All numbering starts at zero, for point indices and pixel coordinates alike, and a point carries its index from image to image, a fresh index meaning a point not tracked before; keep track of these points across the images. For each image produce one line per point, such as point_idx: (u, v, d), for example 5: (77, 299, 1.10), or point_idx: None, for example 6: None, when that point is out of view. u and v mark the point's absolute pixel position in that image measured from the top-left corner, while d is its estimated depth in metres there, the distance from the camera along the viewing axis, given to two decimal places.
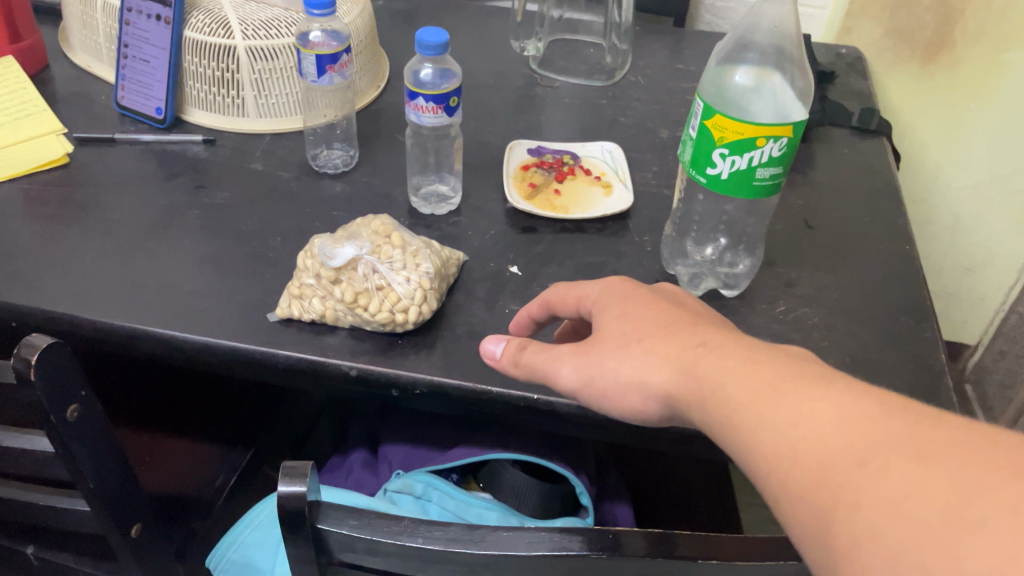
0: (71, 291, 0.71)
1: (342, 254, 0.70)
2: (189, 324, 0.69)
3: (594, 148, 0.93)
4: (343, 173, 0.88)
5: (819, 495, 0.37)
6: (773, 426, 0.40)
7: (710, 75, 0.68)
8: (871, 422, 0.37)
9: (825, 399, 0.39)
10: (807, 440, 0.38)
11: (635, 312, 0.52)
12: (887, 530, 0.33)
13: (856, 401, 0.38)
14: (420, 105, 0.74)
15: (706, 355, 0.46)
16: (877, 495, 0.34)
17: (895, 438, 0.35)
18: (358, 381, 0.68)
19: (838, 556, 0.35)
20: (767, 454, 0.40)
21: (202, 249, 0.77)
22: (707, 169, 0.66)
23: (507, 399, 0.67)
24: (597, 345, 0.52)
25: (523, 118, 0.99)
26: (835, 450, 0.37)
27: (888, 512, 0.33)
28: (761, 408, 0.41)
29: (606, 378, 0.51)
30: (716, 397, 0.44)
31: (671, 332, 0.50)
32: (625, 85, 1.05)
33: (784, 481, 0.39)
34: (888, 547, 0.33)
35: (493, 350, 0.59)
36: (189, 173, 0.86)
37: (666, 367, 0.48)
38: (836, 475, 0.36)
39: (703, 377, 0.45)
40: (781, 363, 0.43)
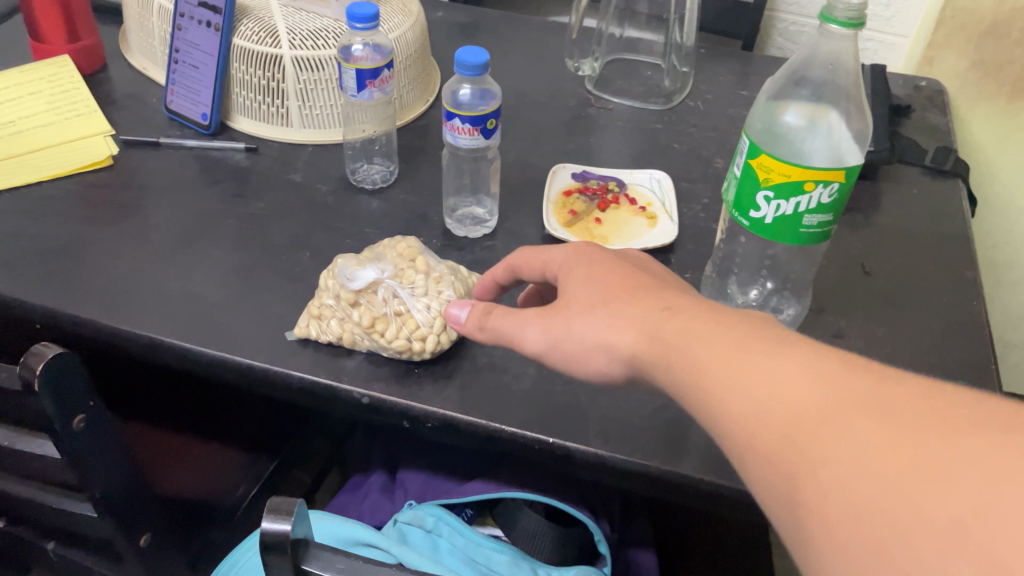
0: (97, 296, 0.71)
1: (363, 276, 0.68)
2: (208, 339, 0.68)
3: (642, 176, 0.88)
4: (382, 189, 0.86)
5: (784, 454, 0.39)
6: (741, 388, 0.43)
7: (759, 111, 0.64)
8: (836, 385, 0.39)
9: (790, 364, 0.42)
10: (774, 402, 0.41)
11: (602, 278, 0.57)
12: (850, 484, 0.35)
13: (820, 364, 0.41)
14: (456, 126, 0.72)
15: (671, 318, 0.50)
16: (841, 453, 0.36)
17: (858, 398, 0.38)
18: (370, 410, 0.66)
19: (803, 512, 0.37)
20: (735, 416, 0.43)
21: (230, 260, 0.76)
22: (751, 212, 0.62)
23: (523, 440, 0.64)
24: (562, 311, 0.57)
25: (573, 141, 0.95)
26: (801, 410, 0.39)
27: (853, 468, 0.35)
28: (730, 373, 0.44)
29: (571, 339, 0.55)
30: (686, 360, 0.47)
31: (637, 297, 0.54)
32: (684, 109, 1.00)
33: (750, 440, 0.41)
34: (850, 501, 0.35)
35: (457, 315, 0.63)
36: (229, 181, 0.85)
37: (632, 329, 0.52)
38: (802, 434, 0.39)
39: (670, 340, 0.49)
40: (751, 333, 0.46)
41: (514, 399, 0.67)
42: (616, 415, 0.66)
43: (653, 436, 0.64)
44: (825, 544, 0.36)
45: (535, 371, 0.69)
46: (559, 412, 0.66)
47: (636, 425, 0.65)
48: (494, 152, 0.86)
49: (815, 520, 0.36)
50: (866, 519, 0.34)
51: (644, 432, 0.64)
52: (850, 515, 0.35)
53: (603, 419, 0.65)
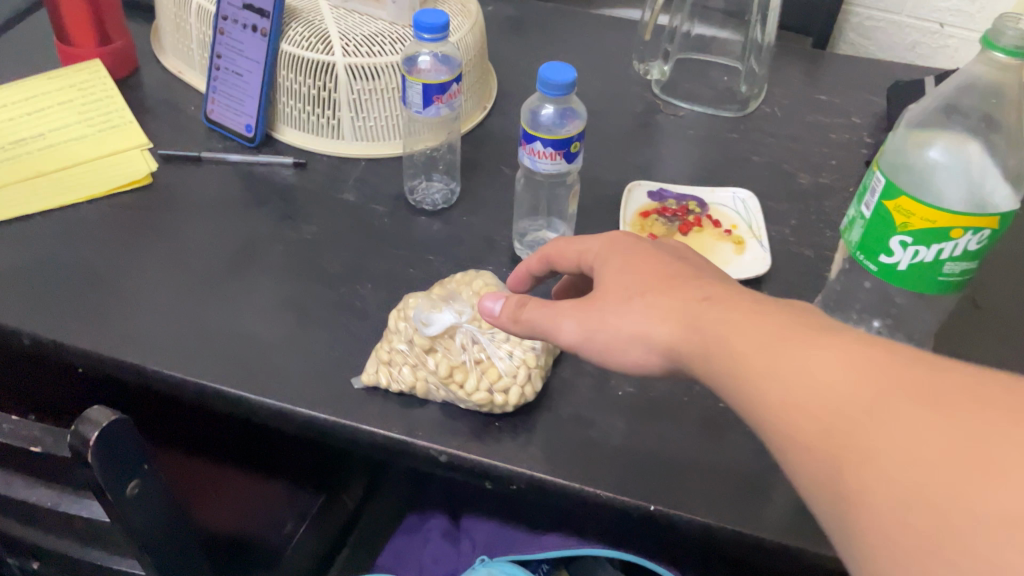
0: (141, 337, 0.64)
1: (440, 320, 0.62)
2: (267, 387, 0.62)
3: (724, 195, 0.81)
4: (442, 210, 0.79)
5: (827, 443, 0.38)
6: (778, 376, 0.41)
7: (896, 141, 0.57)
8: (880, 373, 0.37)
9: (831, 351, 0.40)
10: (812, 389, 0.39)
11: (637, 268, 0.53)
12: (898, 475, 0.34)
13: (862, 351, 0.39)
14: (536, 149, 0.65)
15: (710, 307, 0.47)
16: (889, 444, 0.35)
17: (903, 387, 0.36)
18: (448, 468, 0.60)
19: (848, 502, 0.36)
20: (772, 405, 0.41)
21: (284, 292, 0.70)
22: (881, 256, 0.55)
23: (620, 505, 0.57)
24: (597, 302, 0.53)
25: (642, 152, 0.88)
26: (843, 399, 0.38)
27: (904, 460, 0.34)
28: (766, 360, 0.42)
29: (607, 332, 0.51)
30: (722, 350, 0.45)
31: (675, 285, 0.50)
32: (759, 117, 0.93)
33: (789, 431, 0.40)
34: (900, 492, 0.34)
35: (492, 307, 0.58)
36: (276, 201, 0.79)
37: (669, 320, 0.48)
38: (845, 425, 0.37)
39: (707, 331, 0.46)
40: (787, 321, 0.44)
41: (605, 457, 0.60)
42: (719, 473, 0.59)
43: (764, 500, 0.58)
44: (873, 534, 0.35)
45: (625, 424, 0.62)
46: (656, 470, 0.59)
47: (743, 486, 0.58)
48: (575, 176, 0.78)
49: (863, 511, 0.36)
50: (916, 511, 0.33)
51: (752, 496, 0.58)
52: (898, 506, 0.34)
53: (704, 477, 0.59)
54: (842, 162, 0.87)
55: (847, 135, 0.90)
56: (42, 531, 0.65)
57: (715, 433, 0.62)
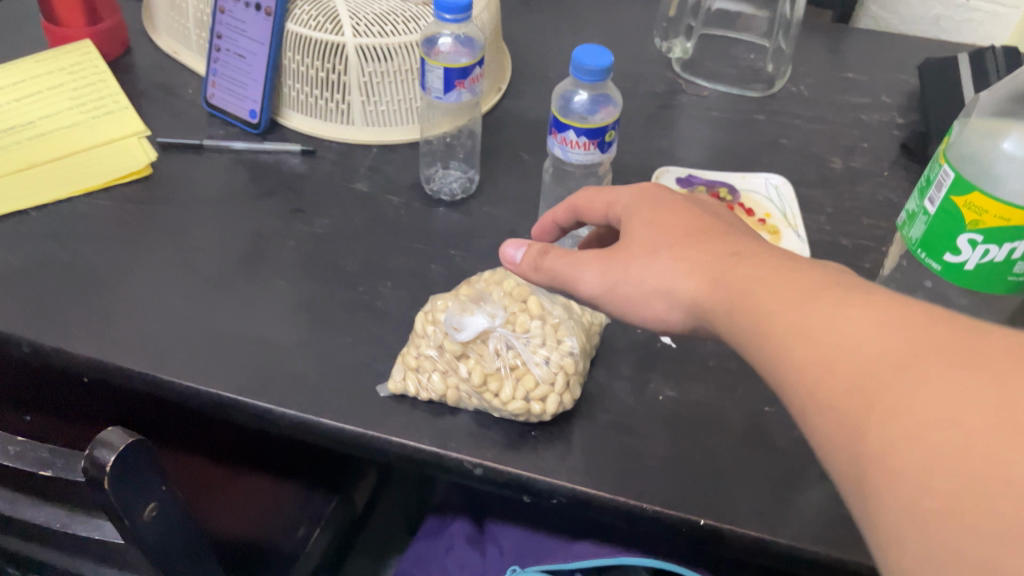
0: (150, 343, 0.60)
1: (472, 325, 0.58)
2: (287, 396, 0.58)
3: (757, 181, 0.78)
4: (461, 201, 0.75)
5: (850, 401, 0.34)
6: (801, 332, 0.37)
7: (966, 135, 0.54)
8: (918, 332, 0.34)
9: (864, 307, 0.36)
10: (840, 345, 0.36)
11: (669, 220, 0.49)
12: (924, 436, 0.31)
13: (895, 308, 0.36)
14: (568, 138, 0.61)
15: (738, 264, 0.43)
16: (920, 403, 0.32)
17: (939, 345, 0.33)
18: (483, 480, 0.57)
19: (867, 464, 0.33)
20: (794, 361, 0.37)
21: (299, 293, 0.66)
22: (946, 256, 0.51)
23: (668, 519, 0.54)
24: (623, 250, 0.49)
25: (665, 136, 0.84)
26: (872, 355, 0.34)
27: (933, 421, 0.31)
28: (792, 314, 0.38)
29: (630, 284, 0.47)
30: (746, 306, 0.41)
31: (705, 239, 0.46)
32: (786, 97, 0.89)
33: (810, 390, 0.36)
34: (924, 452, 0.31)
35: (513, 255, 0.53)
36: (285, 193, 0.74)
37: (694, 275, 0.44)
38: (873, 382, 0.34)
39: (735, 286, 0.42)
40: (818, 277, 0.40)
41: (648, 467, 0.56)
42: (770, 482, 0.56)
43: (821, 513, 0.54)
44: (891, 499, 0.32)
45: (668, 431, 0.59)
46: (703, 479, 0.56)
47: (796, 498, 0.55)
48: (608, 169, 0.74)
49: (882, 474, 0.32)
50: (943, 477, 0.30)
51: (808, 509, 0.54)
52: (924, 470, 0.31)
53: (754, 486, 0.55)
54: (875, 145, 0.83)
55: (877, 115, 0.87)
56: (49, 549, 0.61)
57: (763, 439, 0.59)
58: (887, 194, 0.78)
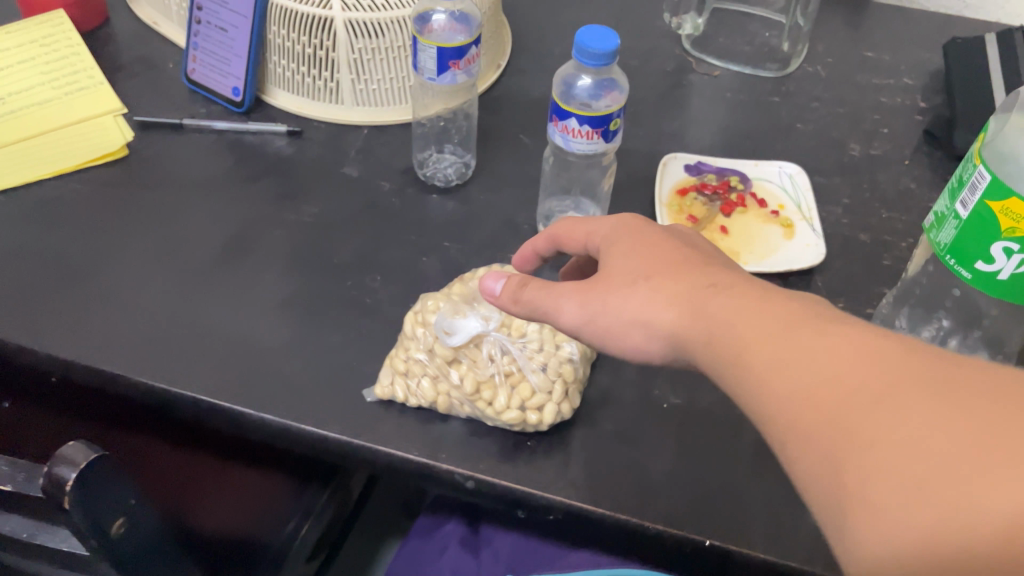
0: (122, 340, 0.57)
1: (464, 328, 0.54)
2: (268, 400, 0.54)
3: (770, 168, 0.73)
4: (456, 187, 0.70)
5: (829, 435, 0.32)
6: (778, 361, 0.35)
7: (1004, 131, 0.50)
8: (898, 362, 0.32)
9: (840, 337, 0.34)
10: (819, 374, 0.33)
11: (646, 248, 0.45)
12: (908, 472, 0.29)
13: (873, 339, 0.34)
14: (570, 127, 0.57)
15: (717, 292, 0.39)
16: (904, 436, 0.30)
17: (921, 377, 0.31)
18: (475, 494, 0.53)
19: (844, 498, 0.31)
20: (771, 393, 0.34)
21: (283, 286, 0.62)
22: (977, 264, 0.47)
23: (673, 539, 0.50)
24: (603, 280, 0.44)
25: (675, 118, 0.79)
26: (850, 386, 0.32)
27: (918, 456, 0.29)
28: (768, 341, 0.36)
29: (610, 318, 0.43)
30: (723, 335, 0.38)
31: (684, 267, 0.42)
32: (802, 77, 0.84)
33: (787, 421, 0.34)
34: (909, 488, 0.29)
35: (492, 288, 0.48)
36: (271, 176, 0.70)
37: (673, 307, 0.40)
38: (853, 413, 0.31)
39: (713, 316, 0.38)
40: (793, 307, 0.37)
41: (652, 480, 0.52)
42: (781, 497, 0.52)
43: None
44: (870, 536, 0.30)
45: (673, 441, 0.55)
46: (710, 495, 0.52)
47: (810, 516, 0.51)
48: (611, 157, 0.70)
49: (861, 509, 0.30)
50: (931, 516, 0.28)
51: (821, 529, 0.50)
52: (909, 507, 0.29)
53: (765, 501, 0.52)
54: (896, 131, 0.79)
55: (899, 98, 0.82)
56: (19, 556, 0.58)
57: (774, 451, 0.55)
58: (909, 183, 0.73)
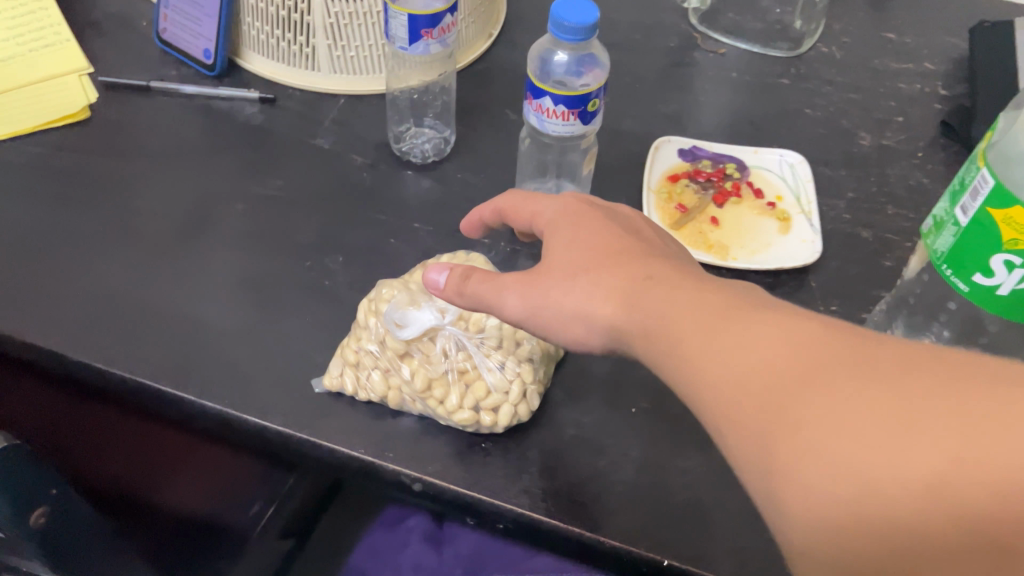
0: (61, 314, 0.54)
1: (417, 321, 0.51)
2: (209, 385, 0.51)
3: (770, 157, 0.69)
4: (433, 165, 0.67)
5: (761, 420, 0.31)
6: (707, 349, 0.34)
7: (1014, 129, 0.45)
8: (823, 346, 0.31)
9: (768, 321, 0.33)
10: (747, 360, 0.32)
11: (587, 234, 0.43)
12: (840, 451, 0.28)
13: (795, 322, 0.33)
14: (544, 106, 0.53)
15: (652, 283, 0.38)
16: (832, 415, 0.29)
17: (844, 356, 0.31)
18: (424, 496, 0.50)
19: (776, 482, 0.30)
20: (701, 382, 0.34)
21: (239, 263, 0.58)
22: (974, 276, 0.43)
23: (628, 556, 0.46)
24: (545, 271, 0.42)
25: (675, 98, 0.75)
26: (777, 370, 0.31)
27: (846, 435, 0.29)
28: (699, 327, 0.35)
29: (553, 312, 0.41)
30: (657, 326, 0.36)
31: (622, 258, 0.41)
32: (815, 59, 0.79)
33: (719, 410, 0.33)
34: (842, 466, 0.28)
35: (436, 280, 0.46)
36: (238, 145, 0.66)
37: (612, 301, 0.39)
38: (781, 396, 0.31)
39: (649, 307, 0.37)
40: (723, 296, 0.36)
41: (613, 492, 0.48)
42: (751, 517, 0.48)
43: None
44: (809, 522, 0.29)
45: (640, 450, 0.51)
46: (674, 510, 0.48)
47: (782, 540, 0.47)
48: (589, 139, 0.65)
49: (794, 498, 0.30)
50: (864, 498, 0.28)
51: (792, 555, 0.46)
52: (843, 492, 0.28)
53: (734, 519, 0.47)
54: (912, 120, 0.73)
55: (918, 85, 0.77)
56: None
57: None
58: (920, 178, 0.68)
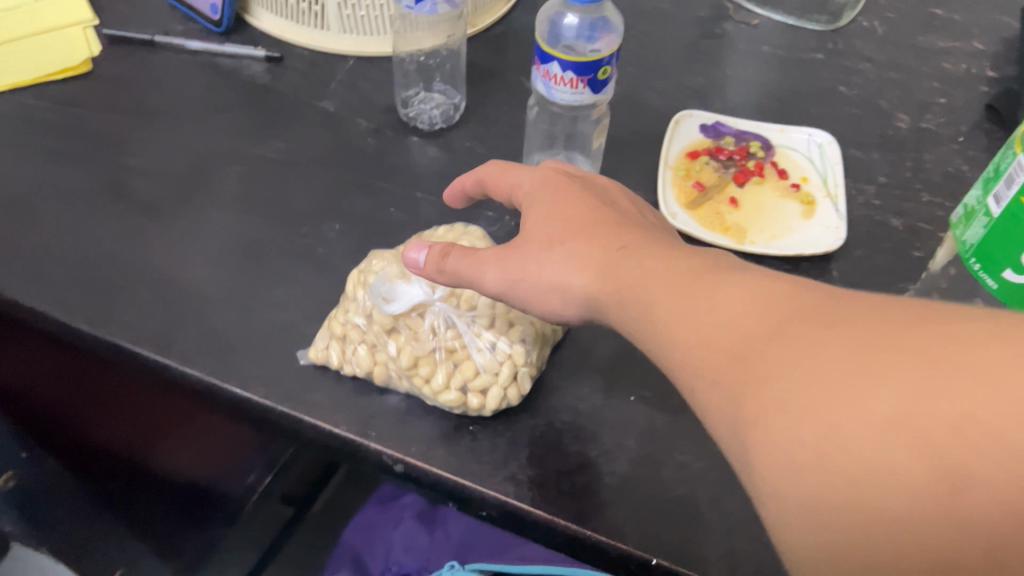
0: (43, 272, 0.52)
1: (405, 295, 0.49)
2: (188, 349, 0.49)
3: (797, 136, 0.65)
4: (441, 133, 0.64)
5: (732, 378, 0.29)
6: (679, 312, 0.32)
7: None
8: (794, 301, 0.30)
9: (742, 281, 0.32)
10: (719, 318, 0.30)
11: (566, 205, 0.42)
12: (813, 402, 0.26)
13: (770, 281, 0.31)
14: (552, 73, 0.50)
15: (627, 254, 0.37)
16: (803, 367, 0.27)
17: (818, 312, 0.29)
18: (405, 478, 0.47)
19: (749, 442, 0.28)
20: (675, 346, 0.32)
21: (231, 227, 0.56)
22: (1005, 272, 0.39)
23: (616, 553, 0.43)
24: (522, 244, 0.41)
25: (701, 71, 0.71)
26: (750, 326, 0.29)
27: (820, 385, 0.26)
28: (673, 291, 0.33)
29: (527, 285, 0.40)
30: (633, 295, 0.35)
31: (600, 229, 0.39)
32: (854, 34, 0.74)
33: (692, 372, 0.31)
34: (815, 418, 0.26)
35: (415, 259, 0.44)
36: (241, 105, 0.64)
37: (586, 271, 0.38)
38: (752, 351, 0.29)
39: (624, 278, 0.36)
40: (693, 261, 0.34)
41: (605, 484, 0.45)
42: (751, 518, 0.44)
43: None
44: (783, 482, 0.27)
45: (636, 440, 0.48)
46: (668, 506, 0.45)
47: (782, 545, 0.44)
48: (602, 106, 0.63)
49: (765, 456, 0.27)
50: (839, 449, 0.25)
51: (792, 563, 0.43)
52: (817, 443, 0.26)
53: (732, 520, 0.44)
54: (955, 102, 0.68)
55: (964, 65, 0.72)
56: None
57: None
58: (959, 165, 0.64)
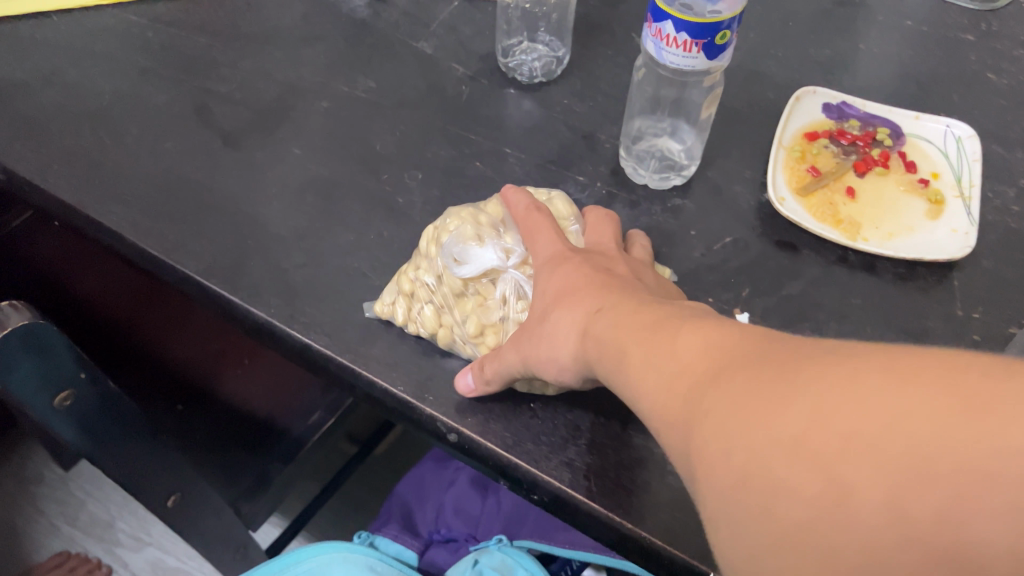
0: (122, 191, 0.51)
1: (478, 259, 0.45)
2: (254, 285, 0.47)
3: (934, 126, 0.58)
4: (539, 85, 0.60)
5: (676, 423, 0.26)
6: (640, 357, 0.29)
7: None
8: (744, 332, 0.27)
9: (698, 323, 0.28)
10: (670, 360, 0.27)
11: (558, 273, 0.39)
12: (729, 435, 0.23)
13: (728, 324, 0.28)
14: (665, 32, 0.45)
15: (599, 316, 0.34)
16: (724, 402, 0.24)
17: (755, 347, 0.25)
18: (459, 449, 0.44)
19: (694, 488, 0.24)
20: (642, 396, 0.28)
21: (312, 164, 0.54)
22: None
23: (669, 559, 0.39)
24: (530, 325, 0.39)
25: (831, 43, 0.64)
26: (693, 365, 0.26)
27: (732, 416, 0.23)
28: (639, 334, 0.30)
29: (536, 358, 0.37)
30: (610, 346, 0.32)
31: (599, 286, 0.37)
32: (1010, 18, 0.67)
33: (656, 420, 0.27)
34: (730, 452, 0.23)
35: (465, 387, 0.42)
36: (338, 40, 0.62)
37: (574, 335, 0.35)
38: (689, 393, 0.26)
39: (602, 337, 0.33)
40: (669, 308, 0.32)
41: (668, 484, 0.42)
42: None
43: None
44: (713, 513, 0.23)
45: None
46: None
47: None
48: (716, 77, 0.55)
49: (700, 485, 0.24)
50: (751, 467, 0.22)
51: None
52: (732, 467, 0.23)
53: None
54: None
55: None
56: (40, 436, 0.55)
57: None
58: None
